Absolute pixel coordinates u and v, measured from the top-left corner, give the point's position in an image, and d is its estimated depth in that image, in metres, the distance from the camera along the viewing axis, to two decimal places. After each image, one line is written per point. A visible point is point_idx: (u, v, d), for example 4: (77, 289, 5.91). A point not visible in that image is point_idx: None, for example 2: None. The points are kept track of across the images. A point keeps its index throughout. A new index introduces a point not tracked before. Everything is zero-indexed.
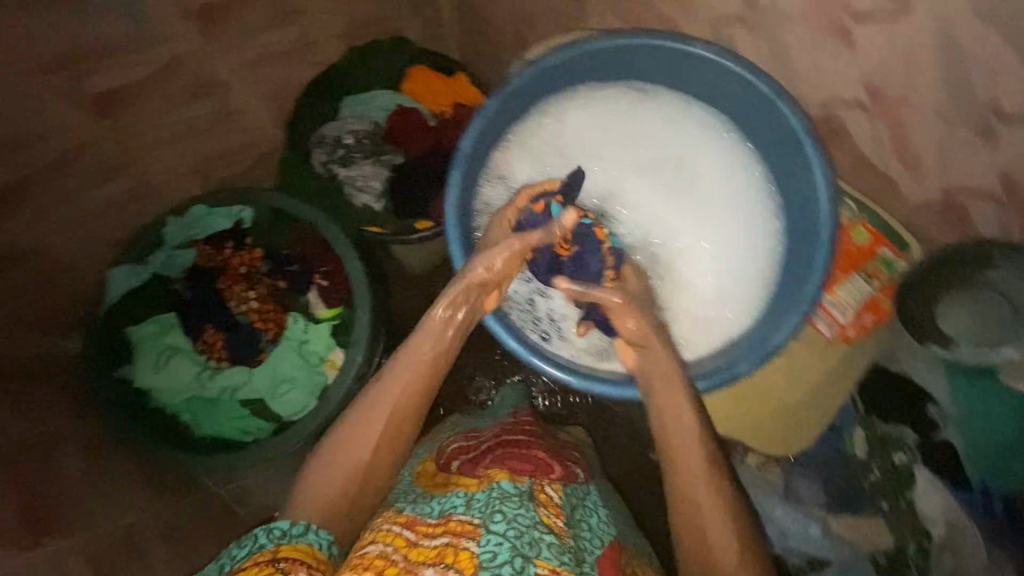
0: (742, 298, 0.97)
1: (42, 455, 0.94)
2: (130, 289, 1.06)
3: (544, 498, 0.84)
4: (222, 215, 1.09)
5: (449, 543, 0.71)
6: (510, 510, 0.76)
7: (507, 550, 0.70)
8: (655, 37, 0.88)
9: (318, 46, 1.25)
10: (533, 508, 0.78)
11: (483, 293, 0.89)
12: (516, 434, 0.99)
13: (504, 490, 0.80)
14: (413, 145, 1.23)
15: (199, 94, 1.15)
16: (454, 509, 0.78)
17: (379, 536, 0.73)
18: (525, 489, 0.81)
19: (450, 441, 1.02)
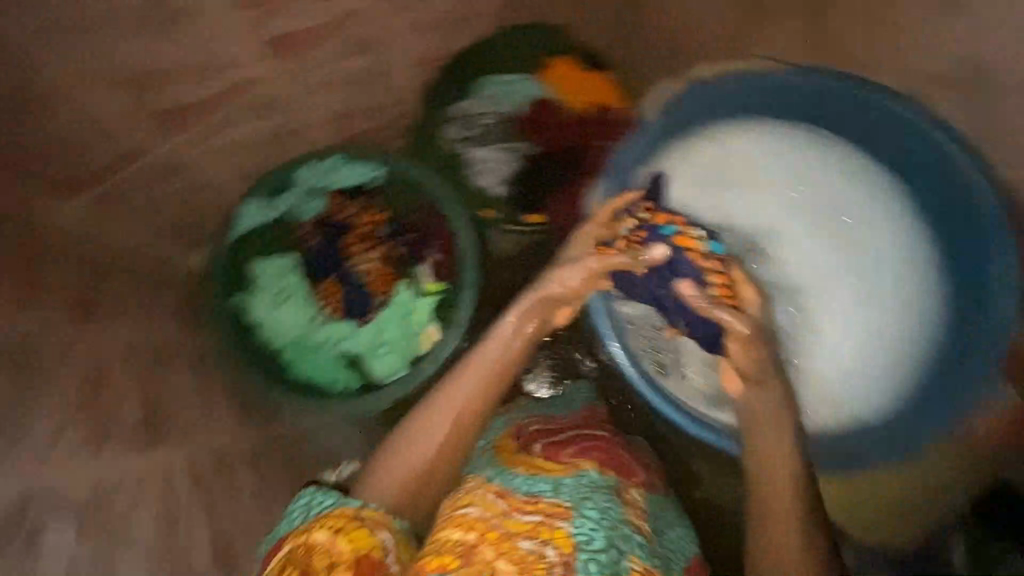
0: (882, 372, 0.90)
1: (161, 362, 0.97)
2: (260, 225, 1.10)
3: (628, 499, 0.82)
4: (355, 171, 1.12)
5: (542, 522, 0.71)
6: (601, 501, 0.75)
7: (601, 537, 0.70)
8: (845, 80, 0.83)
9: (474, 19, 1.25)
10: (621, 505, 0.78)
11: (556, 310, 0.84)
12: (595, 427, 0.95)
13: (593, 480, 0.79)
14: (544, 140, 1.21)
15: (361, 46, 1.13)
16: (542, 491, 0.76)
17: (476, 500, 0.75)
18: (613, 485, 0.81)
19: (523, 423, 0.95)
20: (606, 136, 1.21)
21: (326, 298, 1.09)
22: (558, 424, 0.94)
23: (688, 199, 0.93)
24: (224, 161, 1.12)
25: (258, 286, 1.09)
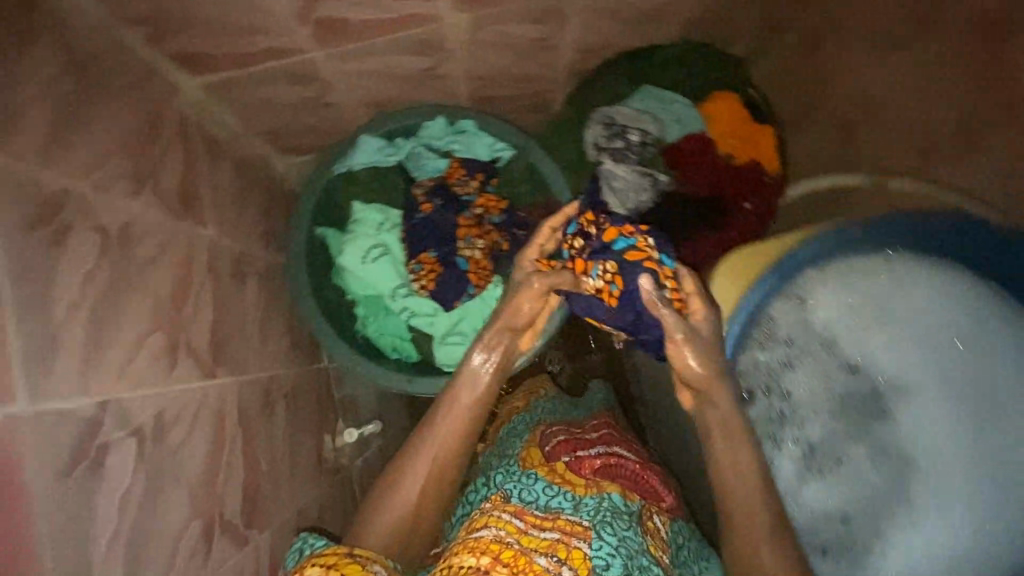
0: None
1: (238, 272, 0.94)
2: (372, 164, 1.03)
3: (649, 526, 0.90)
4: (487, 143, 1.04)
5: (559, 540, 0.78)
6: (621, 530, 0.83)
7: (619, 564, 0.78)
8: None
9: (656, 23, 1.13)
10: (642, 534, 0.85)
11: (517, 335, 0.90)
12: (618, 443, 1.02)
13: (614, 504, 0.86)
14: (687, 178, 1.13)
15: (540, 19, 1.00)
16: (561, 509, 0.84)
17: (493, 523, 0.79)
18: (634, 509, 0.88)
19: (549, 426, 1.05)
20: (750, 198, 1.13)
21: (420, 269, 1.01)
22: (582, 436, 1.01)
23: (833, 327, 0.81)
24: (352, 86, 1.04)
25: (353, 233, 1.01)
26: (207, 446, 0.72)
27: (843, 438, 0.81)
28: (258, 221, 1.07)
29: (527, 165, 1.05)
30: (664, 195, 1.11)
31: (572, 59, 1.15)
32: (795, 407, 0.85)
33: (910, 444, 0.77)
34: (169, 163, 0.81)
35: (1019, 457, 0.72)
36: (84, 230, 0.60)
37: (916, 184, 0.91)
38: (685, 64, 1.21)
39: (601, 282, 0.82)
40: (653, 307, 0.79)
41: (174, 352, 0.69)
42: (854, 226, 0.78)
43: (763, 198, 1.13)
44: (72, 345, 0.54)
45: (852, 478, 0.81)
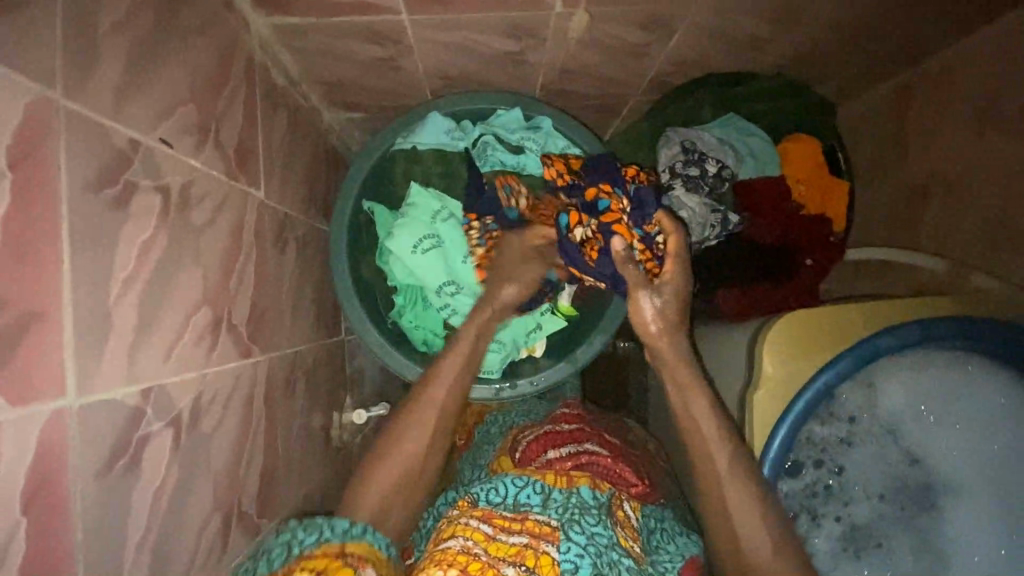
0: None
1: (280, 237, 0.87)
2: (437, 145, 0.96)
3: (621, 518, 0.81)
4: (560, 146, 0.99)
5: (528, 544, 0.71)
6: (588, 527, 0.74)
7: (587, 565, 0.70)
8: None
9: (758, 52, 1.06)
10: (611, 526, 0.77)
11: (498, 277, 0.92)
12: (588, 432, 0.95)
13: (582, 499, 0.78)
14: (755, 221, 1.08)
15: (647, 26, 0.92)
16: (530, 506, 0.77)
17: (459, 532, 0.71)
18: (605, 502, 0.80)
19: (523, 429, 1.00)
20: (813, 254, 1.10)
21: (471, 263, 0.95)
22: (553, 431, 0.95)
23: (902, 413, 0.78)
24: (430, 54, 0.96)
25: (406, 217, 0.94)
26: (234, 431, 0.67)
27: (888, 525, 0.78)
28: (301, 180, 0.99)
29: None
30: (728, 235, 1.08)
31: (661, 70, 1.08)
32: (844, 484, 0.78)
33: (957, 538, 0.77)
34: (232, 112, 0.73)
35: None
36: (148, 190, 0.53)
37: (998, 282, 0.89)
38: (774, 99, 1.15)
39: (588, 235, 0.83)
40: (623, 265, 0.82)
41: (217, 330, 0.64)
42: (946, 322, 0.75)
43: (827, 258, 1.10)
44: (125, 327, 0.48)
45: (888, 564, 0.78)
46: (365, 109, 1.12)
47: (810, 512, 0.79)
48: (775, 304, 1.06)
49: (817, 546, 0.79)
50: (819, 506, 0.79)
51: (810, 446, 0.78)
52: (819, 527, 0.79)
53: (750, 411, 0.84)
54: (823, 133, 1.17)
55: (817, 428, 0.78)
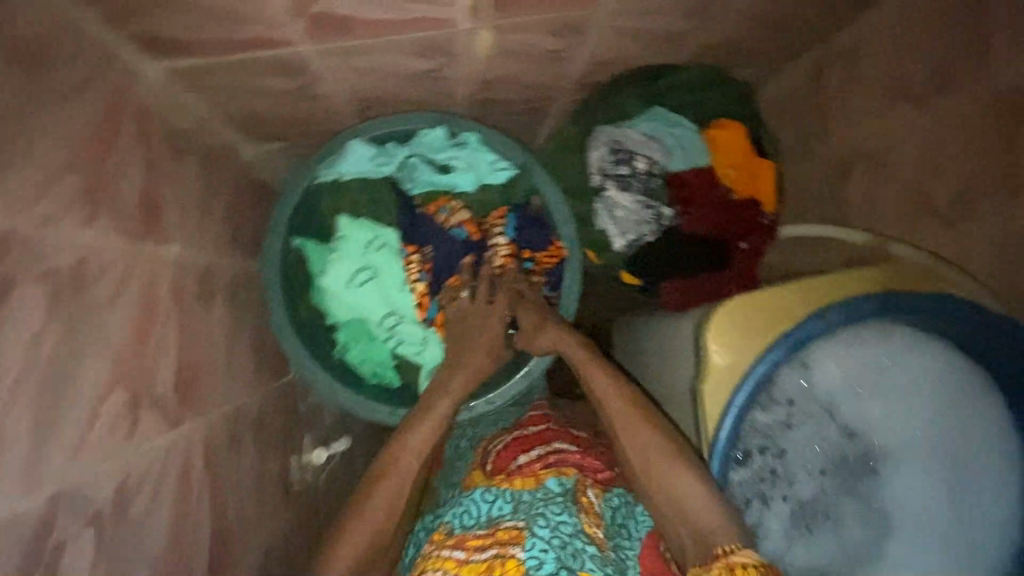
0: None
1: (205, 290, 0.83)
2: (362, 173, 0.94)
3: (585, 503, 0.77)
4: (488, 161, 0.99)
5: (497, 554, 0.70)
6: (552, 516, 0.72)
7: (552, 560, 0.67)
8: None
9: (676, 47, 1.08)
10: (576, 513, 0.74)
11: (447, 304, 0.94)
12: (556, 430, 0.91)
13: (547, 491, 0.77)
14: (690, 212, 1.09)
15: (561, 31, 0.90)
16: (502, 516, 0.76)
17: (430, 565, 0.72)
18: (570, 487, 0.78)
19: (493, 437, 0.95)
20: (749, 237, 1.12)
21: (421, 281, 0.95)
22: (523, 435, 0.91)
23: (836, 389, 0.81)
24: (343, 80, 0.92)
25: (338, 252, 0.92)
26: (171, 510, 0.64)
27: (833, 497, 0.80)
28: (224, 222, 0.95)
29: (529, 187, 1.01)
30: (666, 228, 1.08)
31: (583, 71, 1.08)
32: (788, 465, 0.80)
33: (891, 500, 0.81)
34: (127, 169, 0.68)
35: (965, 512, 0.80)
36: (28, 279, 0.49)
37: (918, 253, 0.92)
38: (696, 88, 1.16)
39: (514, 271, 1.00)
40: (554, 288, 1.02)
41: (136, 409, 0.60)
42: (872, 301, 0.77)
43: (763, 239, 1.13)
44: (17, 439, 0.46)
45: (836, 535, 0.80)
46: (287, 137, 1.08)
47: (760, 497, 0.80)
48: (716, 291, 1.10)
49: (768, 528, 0.80)
50: (767, 490, 0.80)
51: (751, 435, 0.80)
52: (770, 509, 0.80)
53: (702, 403, 0.86)
54: (747, 116, 1.20)
55: (759, 413, 0.80)
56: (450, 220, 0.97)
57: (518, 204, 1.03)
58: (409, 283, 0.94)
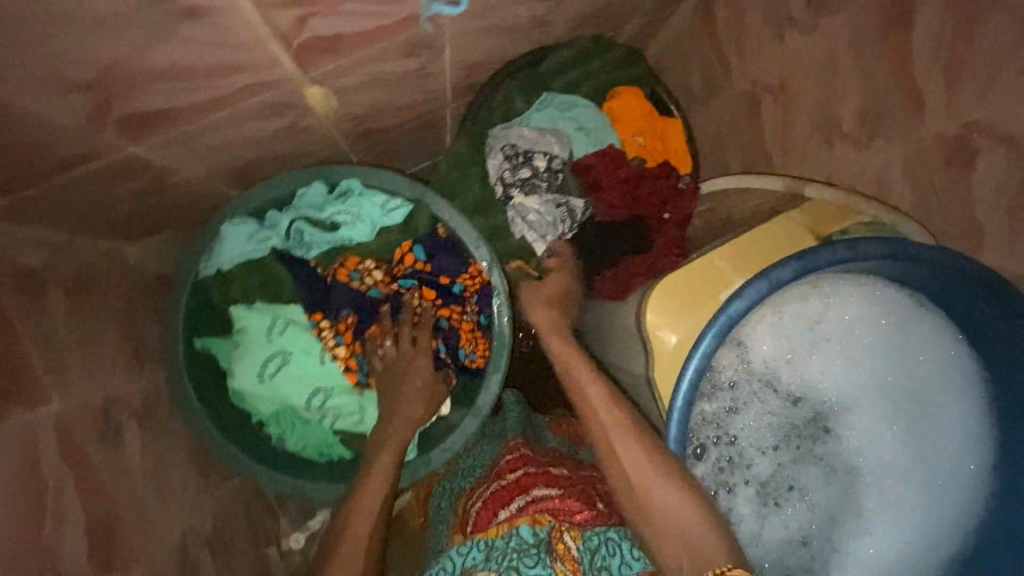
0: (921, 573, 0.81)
1: (110, 430, 0.79)
2: (244, 256, 0.87)
3: (561, 551, 0.74)
4: (379, 203, 0.91)
5: None
6: (526, 572, 0.72)
7: None
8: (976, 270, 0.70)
9: (548, 27, 1.00)
10: (550, 564, 0.72)
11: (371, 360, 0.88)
12: (534, 473, 0.85)
13: (521, 541, 0.74)
14: (599, 198, 1.06)
15: (412, 52, 0.82)
16: (474, 562, 0.76)
17: None
18: (544, 536, 0.75)
19: (469, 494, 0.91)
20: (669, 206, 1.08)
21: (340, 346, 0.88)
22: (500, 484, 0.86)
23: (772, 364, 0.82)
24: (196, 161, 0.84)
25: (241, 346, 0.85)
26: None
27: (791, 466, 0.84)
28: (116, 343, 0.87)
29: (429, 216, 0.93)
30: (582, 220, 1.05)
31: (458, 77, 1.00)
32: (742, 449, 0.83)
33: (848, 454, 0.84)
34: None
35: (918, 437, 0.83)
36: None
37: (836, 191, 0.89)
38: (581, 64, 1.10)
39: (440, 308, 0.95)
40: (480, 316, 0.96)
41: None
42: (788, 266, 0.71)
43: (683, 206, 1.09)
44: None
45: (802, 501, 0.83)
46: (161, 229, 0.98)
47: (724, 485, 0.82)
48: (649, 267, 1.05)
49: (738, 513, 0.82)
50: (728, 478, 0.82)
51: (701, 428, 0.81)
52: (735, 494, 0.82)
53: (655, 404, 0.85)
54: (641, 79, 1.14)
55: (704, 403, 0.81)
56: (363, 283, 0.92)
57: (424, 234, 0.94)
58: (326, 354, 0.88)
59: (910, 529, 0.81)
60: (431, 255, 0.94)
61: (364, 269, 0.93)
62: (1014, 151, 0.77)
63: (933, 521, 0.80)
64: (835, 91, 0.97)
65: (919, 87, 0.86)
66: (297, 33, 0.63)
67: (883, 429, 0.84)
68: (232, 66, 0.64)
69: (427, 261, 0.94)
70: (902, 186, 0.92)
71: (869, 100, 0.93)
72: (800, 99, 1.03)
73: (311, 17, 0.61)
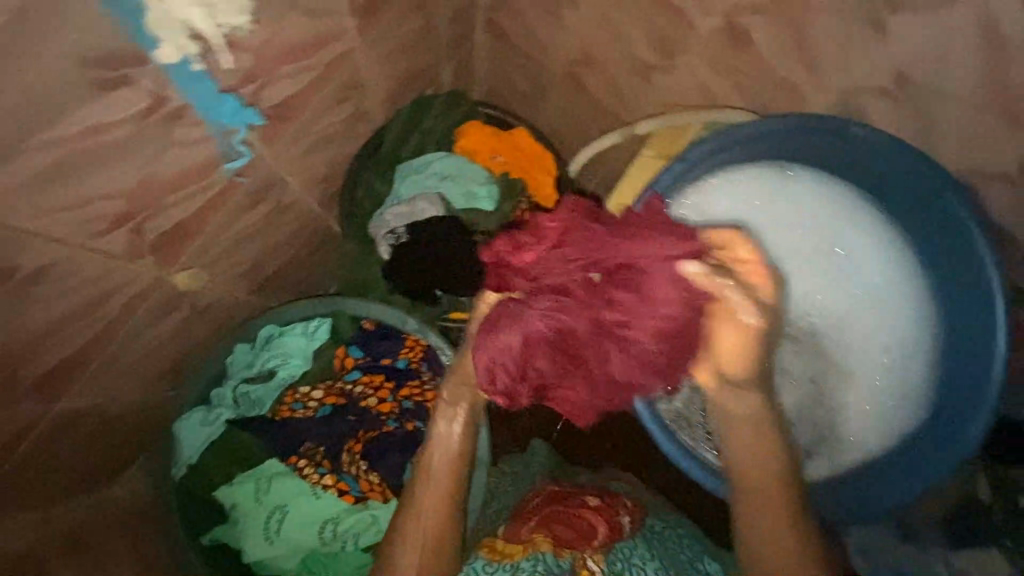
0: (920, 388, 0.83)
1: None
2: (204, 441, 0.90)
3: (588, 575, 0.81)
4: (299, 331, 0.95)
5: None
6: None
7: None
8: (793, 120, 0.77)
9: (368, 114, 1.08)
10: None
11: (358, 475, 0.90)
12: (558, 513, 0.91)
13: (547, 564, 0.81)
14: (517, 317, 0.69)
15: (258, 199, 0.91)
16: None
17: None
18: (568, 565, 0.82)
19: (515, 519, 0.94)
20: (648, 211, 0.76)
21: (324, 477, 0.89)
22: (524, 517, 0.91)
23: None
24: (125, 389, 0.88)
25: (241, 521, 0.88)
26: None
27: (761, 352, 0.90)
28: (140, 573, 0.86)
29: (349, 317, 0.97)
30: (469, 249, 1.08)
31: (318, 195, 1.06)
32: None
33: (803, 316, 0.89)
34: None
35: (852, 271, 0.88)
36: None
37: (661, 121, 0.98)
38: (416, 126, 1.17)
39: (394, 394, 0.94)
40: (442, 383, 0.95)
41: None
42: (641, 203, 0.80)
43: (667, 228, 0.72)
44: None
45: (787, 376, 0.89)
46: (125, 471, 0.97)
47: None
48: (731, 308, 0.73)
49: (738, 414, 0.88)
50: None
51: None
52: None
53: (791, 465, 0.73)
54: (475, 113, 1.23)
55: None
56: (310, 408, 0.93)
57: (352, 335, 0.97)
58: (316, 488, 0.88)
59: (889, 347, 0.85)
60: (359, 350, 0.96)
61: (305, 395, 0.95)
62: (767, 14, 0.87)
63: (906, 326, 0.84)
64: (623, 41, 1.07)
65: (673, 5, 0.96)
66: (140, 241, 0.72)
67: (820, 280, 0.89)
68: (102, 293, 0.73)
69: (360, 356, 0.96)
70: (720, 82, 0.99)
71: (650, 33, 1.02)
72: (603, 58, 1.12)
73: (143, 223, 0.71)
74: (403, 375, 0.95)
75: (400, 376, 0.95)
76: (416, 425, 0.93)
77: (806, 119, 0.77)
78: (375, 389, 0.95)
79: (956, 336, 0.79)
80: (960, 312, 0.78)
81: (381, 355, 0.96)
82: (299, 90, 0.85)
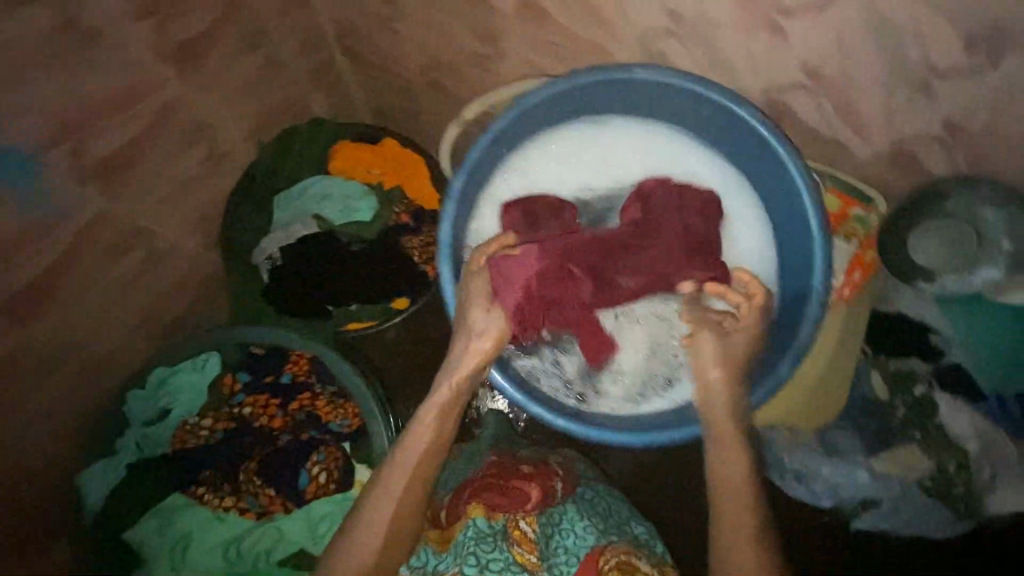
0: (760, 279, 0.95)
1: None
2: (109, 487, 0.95)
3: (519, 535, 0.80)
4: (186, 368, 0.99)
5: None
6: (485, 558, 0.76)
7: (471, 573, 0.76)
8: (584, 76, 0.87)
9: (228, 155, 1.12)
10: (507, 548, 0.78)
11: (258, 492, 0.94)
12: (495, 476, 0.88)
13: (478, 530, 0.79)
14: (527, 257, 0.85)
15: (121, 250, 0.98)
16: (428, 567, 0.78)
17: None
18: (500, 526, 0.80)
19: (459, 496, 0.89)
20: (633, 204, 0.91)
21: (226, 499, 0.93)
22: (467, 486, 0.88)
23: None
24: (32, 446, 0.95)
25: (149, 558, 0.90)
26: None
27: None
28: None
29: (234, 346, 1.01)
30: (350, 260, 1.12)
31: (198, 238, 1.11)
32: None
33: None
34: None
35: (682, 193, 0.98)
36: None
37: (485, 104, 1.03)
38: (283, 153, 1.18)
39: (286, 408, 0.98)
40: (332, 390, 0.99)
41: None
42: (458, 179, 0.91)
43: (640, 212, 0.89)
44: None
45: None
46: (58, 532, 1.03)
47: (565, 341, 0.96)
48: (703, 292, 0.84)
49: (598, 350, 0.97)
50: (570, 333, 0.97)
51: None
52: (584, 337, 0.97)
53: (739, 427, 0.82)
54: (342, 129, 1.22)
55: None
56: (205, 436, 0.97)
57: (239, 361, 1.01)
58: (220, 510, 0.92)
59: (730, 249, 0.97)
60: (248, 374, 1.00)
61: (201, 427, 0.98)
62: None
63: (757, 227, 0.96)
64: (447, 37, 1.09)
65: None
66: None
67: None
68: None
69: (250, 380, 1.00)
70: (542, 55, 1.01)
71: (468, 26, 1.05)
72: None
73: None
74: (293, 389, 0.99)
75: (289, 392, 0.99)
76: (309, 434, 0.96)
77: (594, 73, 0.86)
78: (267, 409, 0.98)
79: (797, 229, 0.88)
80: (790, 207, 0.88)
81: (269, 374, 1.00)
82: (126, 142, 0.94)
